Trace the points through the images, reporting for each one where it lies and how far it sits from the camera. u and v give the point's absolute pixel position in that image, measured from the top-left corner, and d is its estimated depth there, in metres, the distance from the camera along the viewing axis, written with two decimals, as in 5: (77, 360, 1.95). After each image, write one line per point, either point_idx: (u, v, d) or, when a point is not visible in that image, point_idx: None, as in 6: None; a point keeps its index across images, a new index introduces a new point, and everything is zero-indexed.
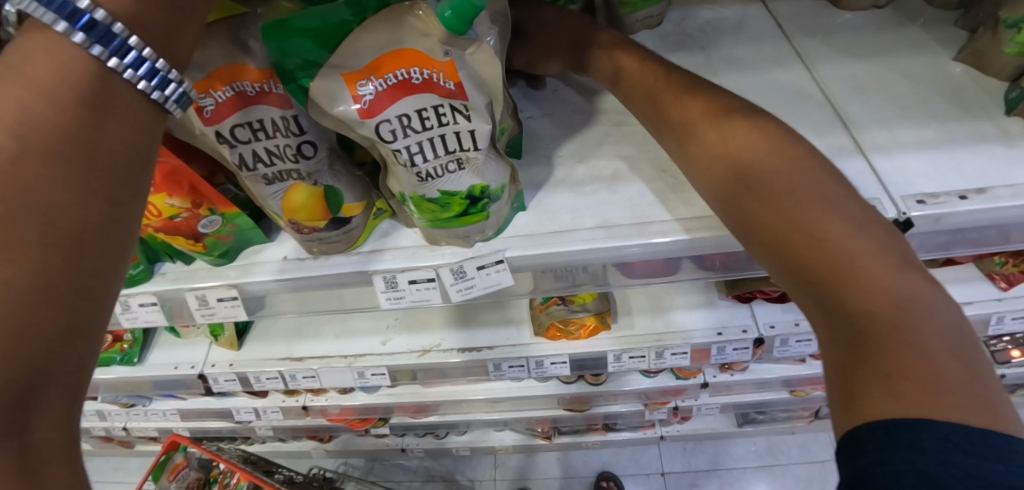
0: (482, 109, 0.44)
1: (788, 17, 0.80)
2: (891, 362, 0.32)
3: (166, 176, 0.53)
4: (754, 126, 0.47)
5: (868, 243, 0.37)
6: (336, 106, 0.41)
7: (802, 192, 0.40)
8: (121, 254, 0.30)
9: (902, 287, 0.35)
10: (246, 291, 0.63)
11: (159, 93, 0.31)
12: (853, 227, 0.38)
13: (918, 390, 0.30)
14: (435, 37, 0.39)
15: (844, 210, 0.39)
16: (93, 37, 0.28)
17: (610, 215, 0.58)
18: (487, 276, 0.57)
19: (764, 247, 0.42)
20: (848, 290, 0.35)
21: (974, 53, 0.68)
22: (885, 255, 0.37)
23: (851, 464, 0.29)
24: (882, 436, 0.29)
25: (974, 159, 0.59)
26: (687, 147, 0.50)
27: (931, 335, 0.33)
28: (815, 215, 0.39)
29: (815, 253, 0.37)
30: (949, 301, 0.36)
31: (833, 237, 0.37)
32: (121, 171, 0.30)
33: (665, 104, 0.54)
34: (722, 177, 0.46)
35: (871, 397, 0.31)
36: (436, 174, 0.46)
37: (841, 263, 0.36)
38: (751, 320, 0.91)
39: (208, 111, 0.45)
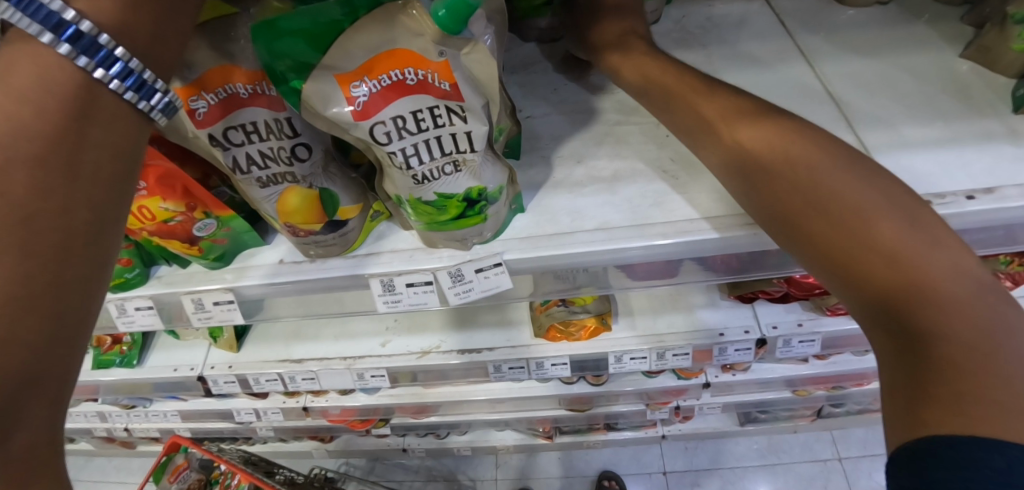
0: (478, 110, 0.43)
1: (790, 14, 0.79)
2: (959, 373, 0.31)
3: (159, 180, 0.52)
4: (789, 130, 0.46)
5: (926, 248, 0.37)
6: (329, 107, 0.40)
7: (858, 201, 0.40)
8: (104, 260, 0.30)
9: (964, 292, 0.35)
10: (242, 295, 0.63)
11: (145, 103, 0.31)
12: (913, 236, 0.38)
13: (985, 401, 0.30)
14: (428, 36, 0.38)
15: (901, 218, 0.39)
16: (78, 48, 0.28)
17: (611, 217, 0.57)
18: (486, 279, 0.56)
19: (812, 254, 0.41)
20: (910, 298, 0.35)
21: (980, 50, 0.67)
22: (948, 264, 0.37)
23: (908, 474, 0.29)
24: (943, 450, 0.29)
25: (981, 158, 0.58)
26: (721, 153, 0.50)
27: (998, 341, 0.33)
28: (871, 222, 0.39)
29: (874, 262, 0.37)
30: (1010, 303, 0.36)
31: (891, 244, 0.37)
32: (104, 176, 0.29)
33: (684, 107, 0.53)
34: (763, 184, 0.45)
35: (937, 409, 0.31)
36: (432, 176, 0.45)
37: (903, 271, 0.36)
38: (753, 320, 0.91)
39: (200, 114, 0.44)
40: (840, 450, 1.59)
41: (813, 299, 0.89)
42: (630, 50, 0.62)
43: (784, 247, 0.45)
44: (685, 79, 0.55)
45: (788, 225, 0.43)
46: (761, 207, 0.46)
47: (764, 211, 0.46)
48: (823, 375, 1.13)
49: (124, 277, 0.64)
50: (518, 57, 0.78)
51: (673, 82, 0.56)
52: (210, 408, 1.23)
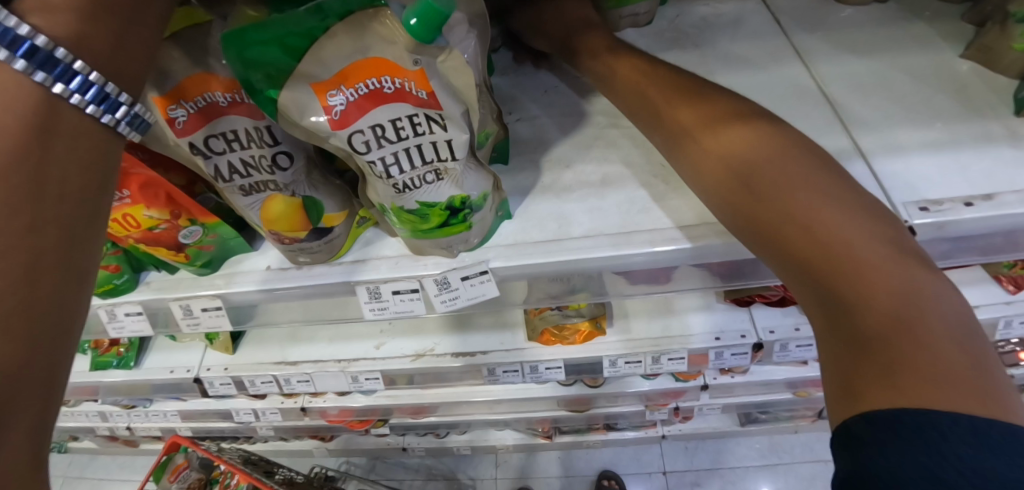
0: (459, 118, 0.42)
1: (786, 13, 0.78)
2: (888, 348, 0.33)
3: (142, 188, 0.52)
4: (746, 124, 0.48)
5: (859, 229, 0.39)
6: (307, 116, 0.40)
7: (802, 189, 0.41)
8: (79, 280, 0.29)
9: (895, 269, 0.36)
10: (231, 301, 0.62)
11: (109, 116, 0.31)
12: (854, 222, 0.39)
13: (918, 377, 0.31)
14: (401, 44, 0.37)
15: (843, 205, 0.40)
16: (35, 63, 0.27)
17: (600, 223, 0.56)
18: (472, 287, 0.56)
19: (761, 240, 0.43)
20: (842, 276, 0.37)
21: (982, 50, 0.65)
22: (887, 250, 0.38)
23: (855, 459, 0.30)
24: (881, 431, 0.30)
25: (981, 162, 0.56)
26: (682, 147, 0.51)
27: (925, 315, 0.34)
28: (813, 210, 0.40)
29: (811, 243, 0.39)
30: (939, 280, 0.37)
31: (826, 226, 0.39)
32: (72, 192, 0.29)
33: (655, 103, 0.55)
34: (717, 176, 0.47)
35: (872, 388, 0.32)
36: (413, 185, 0.44)
37: (835, 250, 0.38)
38: (750, 324, 0.89)
39: (179, 123, 0.44)
40: None
41: None
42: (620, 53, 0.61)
43: (739, 237, 0.47)
44: (671, 76, 0.56)
45: (739, 216, 0.45)
46: (716, 199, 0.47)
47: (720, 203, 0.47)
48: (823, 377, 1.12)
49: (113, 283, 0.63)
50: (510, 59, 0.77)
51: (660, 78, 0.56)
52: (208, 408, 1.23)
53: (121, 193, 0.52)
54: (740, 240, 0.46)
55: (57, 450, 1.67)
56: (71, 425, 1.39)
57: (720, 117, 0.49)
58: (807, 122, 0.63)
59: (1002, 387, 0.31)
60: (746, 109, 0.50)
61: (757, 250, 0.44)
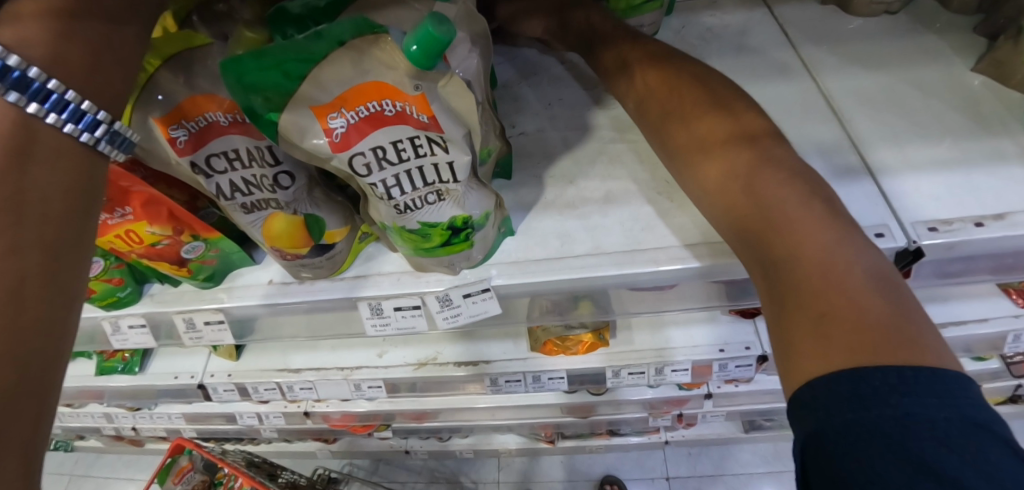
0: (461, 140, 0.42)
1: (793, 24, 0.77)
2: (816, 302, 0.34)
3: (144, 205, 0.52)
4: (721, 111, 0.49)
5: (806, 203, 0.41)
6: (308, 139, 0.40)
7: (754, 164, 0.44)
8: (69, 302, 0.30)
9: (832, 233, 0.38)
10: (233, 315, 0.62)
11: (87, 135, 0.31)
12: (800, 192, 0.42)
13: (842, 328, 0.32)
14: (402, 70, 0.37)
15: (792, 178, 0.43)
16: (8, 84, 0.28)
17: (602, 241, 0.56)
18: (474, 304, 0.56)
19: (721, 216, 0.45)
20: (781, 239, 0.39)
21: (994, 64, 0.64)
22: (829, 217, 0.40)
23: (806, 424, 0.30)
24: (826, 391, 0.30)
25: (992, 181, 0.55)
26: (655, 129, 0.54)
27: (854, 275, 0.35)
28: (764, 181, 0.43)
29: (757, 213, 0.41)
30: (881, 255, 0.38)
31: (777, 198, 0.41)
32: (55, 213, 0.29)
33: (633, 84, 0.57)
34: (685, 155, 0.50)
35: (805, 338, 0.33)
36: (415, 205, 0.44)
37: (777, 218, 0.40)
38: (754, 336, 0.88)
39: (180, 142, 0.44)
40: None
41: None
42: (627, 69, 0.58)
43: (709, 218, 0.49)
44: (657, 48, 0.58)
45: (703, 189, 0.47)
46: (685, 176, 0.50)
47: (689, 179, 0.50)
48: None
49: (117, 296, 0.63)
50: (512, 70, 0.77)
51: (645, 51, 0.58)
52: (211, 412, 1.24)
53: (123, 210, 0.52)
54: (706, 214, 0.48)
55: (63, 449, 1.67)
56: (77, 426, 1.40)
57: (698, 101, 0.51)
58: (814, 137, 0.62)
59: (931, 338, 0.31)
60: (729, 96, 0.51)
61: (718, 223, 0.46)
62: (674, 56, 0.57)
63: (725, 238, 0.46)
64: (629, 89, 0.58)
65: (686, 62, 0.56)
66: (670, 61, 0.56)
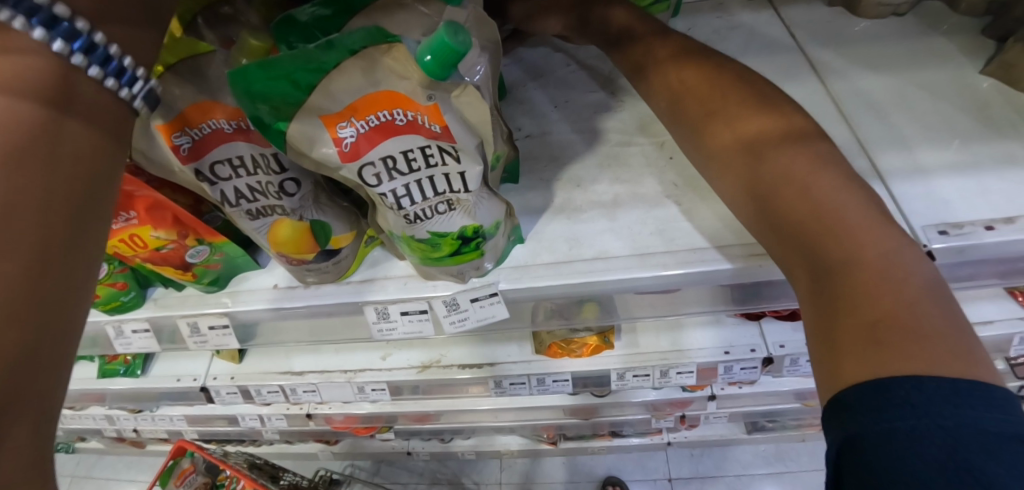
0: (473, 150, 0.41)
1: (800, 26, 0.76)
2: (867, 307, 0.33)
3: (149, 209, 0.52)
4: (766, 116, 0.49)
5: (853, 208, 0.40)
6: (317, 148, 0.39)
7: (799, 165, 0.44)
8: (82, 275, 0.27)
9: (880, 239, 0.38)
10: (237, 319, 0.62)
11: (126, 90, 0.29)
12: (846, 197, 0.41)
13: (900, 335, 0.31)
14: (415, 80, 0.36)
15: (839, 182, 0.42)
16: (56, 32, 0.26)
17: (610, 246, 0.55)
18: (481, 308, 0.55)
19: (764, 217, 0.44)
20: (826, 242, 0.38)
21: (1003, 67, 0.63)
22: (877, 223, 0.39)
23: (839, 427, 0.29)
24: (866, 393, 0.29)
25: (1003, 184, 0.55)
26: (689, 125, 0.53)
27: (907, 285, 0.34)
28: (811, 183, 0.42)
29: (804, 215, 0.40)
30: (931, 267, 0.37)
31: (821, 201, 0.40)
32: (58, 203, 0.25)
33: (665, 79, 0.57)
34: (721, 153, 0.49)
35: (848, 342, 0.32)
36: (425, 215, 0.44)
37: (823, 221, 0.39)
38: (760, 339, 0.88)
39: (184, 149, 0.44)
40: None
41: None
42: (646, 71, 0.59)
43: (745, 219, 0.48)
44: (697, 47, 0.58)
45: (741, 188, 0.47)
46: (721, 174, 0.49)
47: (725, 177, 0.49)
48: None
49: (120, 300, 0.63)
50: (518, 72, 0.76)
51: (669, 52, 0.58)
52: (213, 414, 1.23)
53: (128, 214, 0.51)
54: (743, 214, 0.48)
55: (64, 451, 1.67)
56: (79, 428, 1.40)
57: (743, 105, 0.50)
58: None
59: (981, 354, 0.31)
60: (773, 102, 0.51)
61: (757, 224, 0.46)
62: (716, 60, 0.56)
63: (763, 239, 0.46)
64: (663, 91, 0.56)
65: (726, 66, 0.55)
66: (711, 64, 0.55)
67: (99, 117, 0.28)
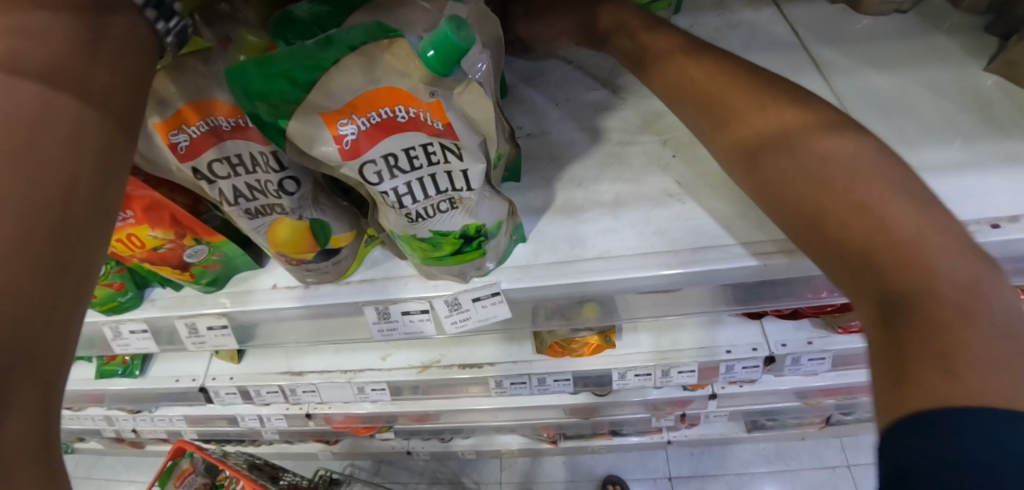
0: (475, 148, 0.41)
1: (802, 24, 0.76)
2: (939, 337, 0.30)
3: (146, 209, 0.51)
4: (779, 107, 0.46)
5: (915, 217, 0.36)
6: (317, 146, 0.39)
7: (848, 168, 0.39)
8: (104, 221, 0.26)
9: (949, 255, 0.34)
10: (236, 320, 0.62)
11: (163, 24, 0.31)
12: (904, 203, 0.37)
13: (966, 365, 0.28)
14: (416, 77, 0.36)
15: (895, 185, 0.38)
16: None
17: (613, 245, 0.55)
18: (483, 308, 0.55)
19: (796, 223, 0.41)
20: (887, 259, 0.34)
21: (1006, 64, 0.63)
22: (940, 231, 0.35)
23: (897, 462, 0.27)
24: (931, 428, 0.26)
25: (1007, 183, 0.54)
26: (715, 125, 0.48)
27: (985, 312, 0.31)
28: (864, 188, 0.38)
29: (844, 217, 0.37)
30: (1006, 285, 0.33)
31: (878, 210, 0.36)
32: (73, 158, 0.24)
33: (682, 74, 0.52)
34: (754, 157, 0.45)
35: (920, 378, 0.29)
36: (427, 214, 0.43)
37: (882, 234, 0.35)
38: (761, 338, 0.87)
39: (181, 147, 0.44)
40: (850, 457, 1.56)
41: (824, 317, 0.86)
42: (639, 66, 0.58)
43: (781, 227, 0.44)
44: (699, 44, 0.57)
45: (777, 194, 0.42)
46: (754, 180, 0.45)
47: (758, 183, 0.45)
48: (836, 387, 1.10)
49: (117, 300, 0.62)
50: (519, 71, 0.76)
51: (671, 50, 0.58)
52: (212, 414, 1.23)
53: (125, 213, 0.51)
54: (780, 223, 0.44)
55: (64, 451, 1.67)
56: (77, 429, 1.39)
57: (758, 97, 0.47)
58: None
59: None
60: (793, 91, 0.47)
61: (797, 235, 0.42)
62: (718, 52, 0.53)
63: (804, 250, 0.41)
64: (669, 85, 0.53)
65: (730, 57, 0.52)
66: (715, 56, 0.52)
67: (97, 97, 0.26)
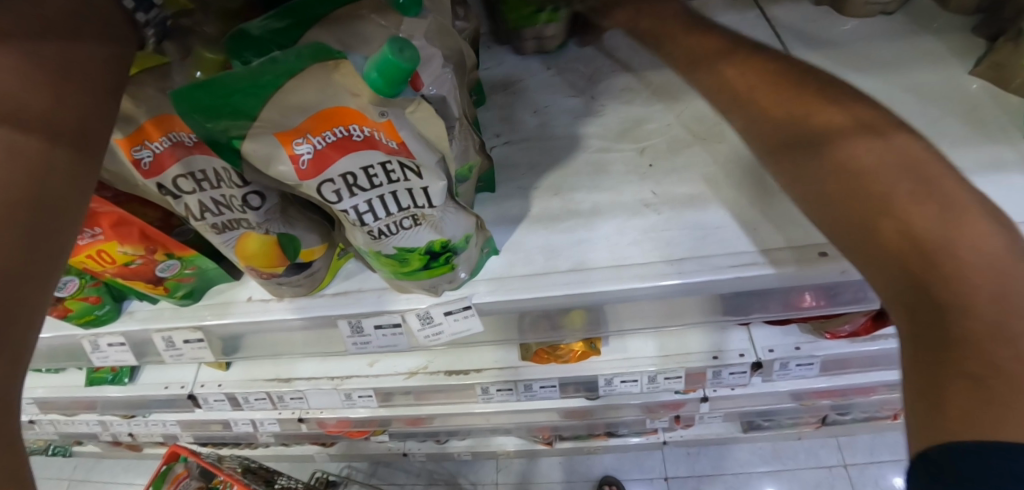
0: (434, 165, 0.40)
1: (787, 26, 0.75)
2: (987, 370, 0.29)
3: (115, 225, 0.51)
4: (846, 105, 0.41)
5: (979, 238, 0.32)
6: (274, 166, 0.38)
7: (898, 177, 0.36)
8: (71, 206, 0.30)
9: (1005, 270, 0.31)
10: (211, 333, 0.61)
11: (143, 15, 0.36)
12: (966, 216, 0.33)
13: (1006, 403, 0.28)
14: (365, 97, 0.35)
15: (953, 198, 0.34)
16: None
17: (588, 257, 0.54)
18: (456, 322, 0.55)
19: (839, 230, 0.38)
20: (947, 280, 0.31)
21: (993, 67, 0.62)
22: (1001, 247, 0.32)
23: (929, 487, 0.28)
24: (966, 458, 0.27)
25: (992, 189, 0.53)
26: (743, 119, 0.46)
27: None
28: (918, 200, 0.34)
29: (885, 220, 0.35)
30: None
31: (950, 235, 0.32)
32: (50, 157, 0.28)
33: (703, 65, 0.49)
34: (795, 155, 0.41)
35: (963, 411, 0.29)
36: (389, 231, 0.43)
37: (947, 253, 0.32)
38: (749, 343, 0.87)
39: (145, 163, 0.43)
40: (847, 456, 1.55)
41: (812, 322, 0.85)
42: None
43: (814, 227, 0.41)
44: None
45: (824, 199, 0.39)
46: (794, 179, 0.42)
47: (800, 184, 0.41)
48: (830, 390, 1.09)
49: (94, 314, 0.62)
50: (500, 77, 0.75)
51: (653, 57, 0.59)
52: (206, 419, 1.23)
53: (93, 230, 0.50)
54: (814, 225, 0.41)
55: (62, 454, 1.67)
56: (74, 433, 1.40)
57: (828, 100, 0.42)
58: None
59: None
60: (829, 83, 0.44)
61: (835, 244, 0.39)
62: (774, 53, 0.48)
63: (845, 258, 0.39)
64: (716, 92, 0.48)
65: (780, 54, 0.47)
66: (762, 56, 0.47)
67: (57, 125, 0.29)
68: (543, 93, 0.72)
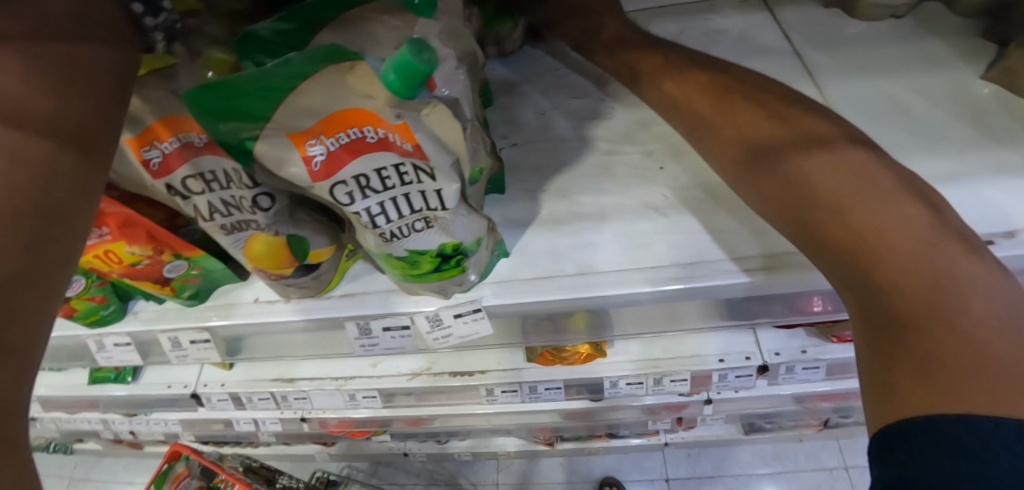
0: (448, 168, 0.40)
1: (795, 29, 0.75)
2: (923, 340, 0.35)
3: (122, 226, 0.50)
4: (789, 120, 0.49)
5: (904, 226, 0.39)
6: (286, 167, 0.38)
7: (837, 182, 0.43)
8: (77, 210, 0.30)
9: (929, 250, 0.38)
10: (217, 334, 0.61)
11: (151, 18, 0.34)
12: (893, 208, 0.40)
13: (945, 368, 0.33)
14: (381, 99, 0.35)
15: (881, 193, 0.41)
16: None
17: (597, 260, 0.54)
18: (465, 325, 0.54)
19: (798, 233, 0.45)
20: (881, 268, 0.38)
21: (1004, 71, 0.62)
22: (925, 231, 0.39)
23: (896, 461, 0.33)
24: (922, 432, 0.32)
25: (1004, 194, 0.53)
26: (707, 141, 0.54)
27: (965, 311, 0.35)
28: (853, 202, 0.41)
29: (829, 222, 0.42)
30: (986, 265, 0.38)
31: (880, 228, 0.39)
32: (55, 159, 0.28)
33: (665, 94, 0.58)
34: (753, 171, 0.49)
35: (909, 381, 0.34)
36: (401, 233, 0.43)
37: (879, 245, 0.39)
38: (754, 346, 0.86)
39: (154, 163, 0.43)
40: (847, 458, 1.55)
41: (818, 325, 0.85)
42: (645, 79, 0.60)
43: (780, 230, 0.48)
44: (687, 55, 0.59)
45: (783, 207, 0.46)
46: (755, 190, 0.49)
47: (761, 194, 0.48)
48: (833, 392, 1.09)
49: (100, 314, 0.62)
50: (507, 78, 0.75)
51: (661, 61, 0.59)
52: (208, 418, 1.22)
53: (101, 230, 0.50)
54: (779, 228, 0.48)
55: (62, 452, 1.67)
56: (74, 431, 1.39)
57: (772, 114, 0.50)
58: None
59: None
60: (773, 100, 0.52)
61: (797, 245, 0.46)
62: (726, 71, 0.57)
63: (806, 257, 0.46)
64: (678, 116, 0.56)
65: (730, 78, 0.55)
66: (716, 76, 0.56)
67: (63, 127, 0.29)
68: (551, 94, 0.71)
